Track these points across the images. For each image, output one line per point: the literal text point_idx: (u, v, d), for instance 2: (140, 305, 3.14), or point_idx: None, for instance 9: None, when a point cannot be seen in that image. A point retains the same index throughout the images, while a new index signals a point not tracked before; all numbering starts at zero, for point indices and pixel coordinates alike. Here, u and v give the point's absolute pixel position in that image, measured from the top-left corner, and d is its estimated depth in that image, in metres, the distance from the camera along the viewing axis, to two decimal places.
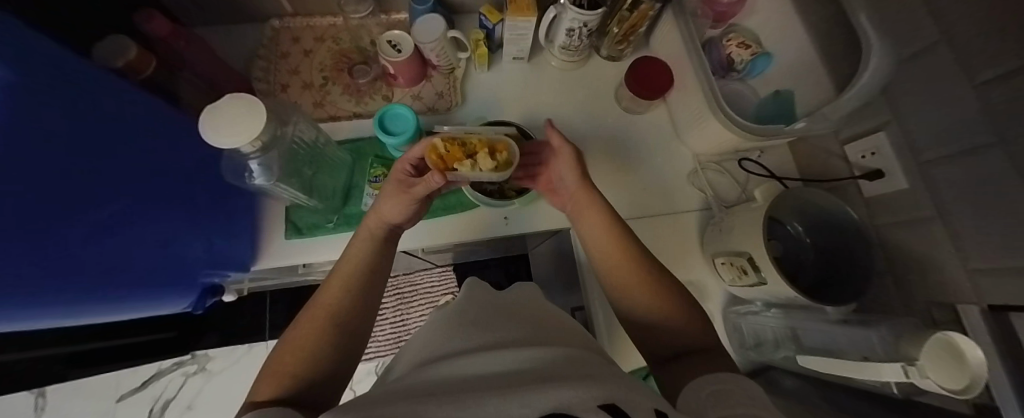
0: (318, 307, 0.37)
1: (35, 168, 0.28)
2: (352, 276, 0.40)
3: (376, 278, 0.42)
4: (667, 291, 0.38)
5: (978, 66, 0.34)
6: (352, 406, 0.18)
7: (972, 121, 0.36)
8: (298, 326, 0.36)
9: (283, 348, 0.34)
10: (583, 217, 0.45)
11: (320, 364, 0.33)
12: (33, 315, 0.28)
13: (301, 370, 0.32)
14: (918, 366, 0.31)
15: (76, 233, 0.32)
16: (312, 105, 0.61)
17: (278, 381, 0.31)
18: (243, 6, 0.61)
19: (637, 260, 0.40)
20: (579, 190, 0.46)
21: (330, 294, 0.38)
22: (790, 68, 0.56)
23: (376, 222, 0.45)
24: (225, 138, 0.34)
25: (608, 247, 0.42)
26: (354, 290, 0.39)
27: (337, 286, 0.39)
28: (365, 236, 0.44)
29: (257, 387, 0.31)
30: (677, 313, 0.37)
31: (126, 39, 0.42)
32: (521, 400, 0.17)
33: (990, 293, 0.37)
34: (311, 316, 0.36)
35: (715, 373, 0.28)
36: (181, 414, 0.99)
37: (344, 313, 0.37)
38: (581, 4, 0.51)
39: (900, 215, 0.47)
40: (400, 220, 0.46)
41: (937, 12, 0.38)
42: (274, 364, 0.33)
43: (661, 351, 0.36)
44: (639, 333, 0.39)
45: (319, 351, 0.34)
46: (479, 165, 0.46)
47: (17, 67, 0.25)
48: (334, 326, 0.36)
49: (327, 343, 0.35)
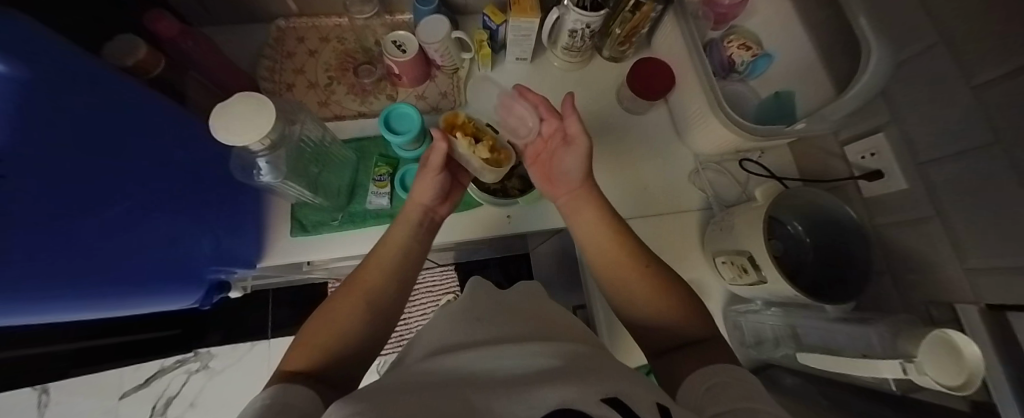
0: (356, 285, 0.38)
1: (44, 165, 0.29)
2: (390, 259, 0.41)
3: (411, 264, 0.42)
4: (663, 285, 0.39)
5: (977, 68, 0.35)
6: (363, 394, 0.18)
7: (971, 123, 0.36)
8: (336, 301, 0.37)
9: (319, 318, 0.36)
10: (578, 213, 0.45)
11: (350, 343, 0.34)
12: (43, 310, 0.29)
13: (331, 345, 0.34)
14: (916, 363, 0.31)
15: (86, 230, 0.32)
16: (317, 104, 0.62)
17: (309, 354, 0.33)
18: (250, 6, 0.62)
19: (635, 256, 0.41)
20: (581, 189, 0.46)
21: (368, 273, 0.39)
22: (791, 69, 0.56)
23: (414, 205, 0.45)
24: (235, 136, 0.35)
25: (605, 245, 0.42)
26: (390, 273, 0.40)
27: (376, 267, 0.40)
28: (405, 220, 0.44)
29: (289, 356, 0.33)
30: (675, 307, 0.37)
31: (135, 39, 0.42)
32: (527, 397, 0.18)
33: (988, 293, 0.38)
34: (347, 294, 0.37)
35: (712, 365, 0.29)
36: (183, 411, 0.99)
37: (378, 295, 0.38)
38: (584, 6, 0.52)
39: (900, 215, 0.47)
40: (432, 201, 0.47)
41: (936, 14, 0.38)
42: (309, 333, 0.35)
43: (659, 345, 0.37)
44: (638, 328, 0.39)
45: (351, 330, 0.35)
46: (475, 151, 0.48)
47: (34, 68, 0.26)
48: (368, 307, 0.37)
49: (360, 323, 0.36)
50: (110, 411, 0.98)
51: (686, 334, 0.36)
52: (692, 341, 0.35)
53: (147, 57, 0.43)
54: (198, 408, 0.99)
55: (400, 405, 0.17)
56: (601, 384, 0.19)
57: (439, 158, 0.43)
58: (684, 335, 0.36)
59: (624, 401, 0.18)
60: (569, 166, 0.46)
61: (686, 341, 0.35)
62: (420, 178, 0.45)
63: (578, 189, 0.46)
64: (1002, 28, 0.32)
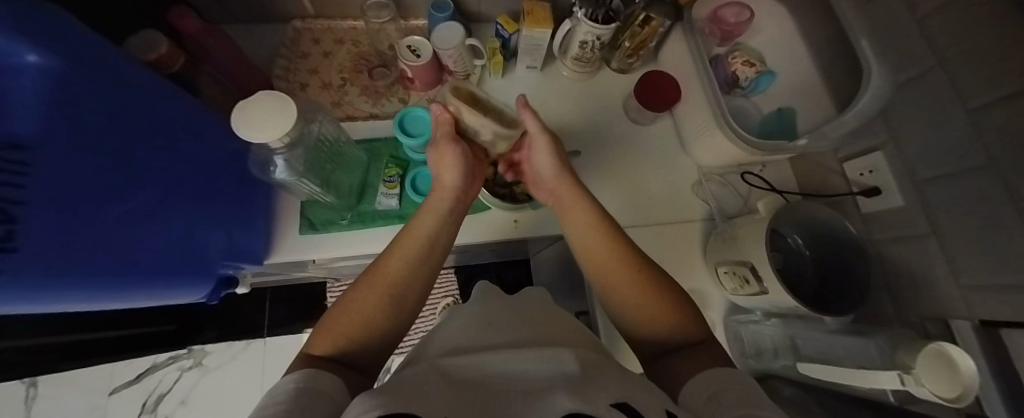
0: (380, 275, 0.37)
1: (69, 155, 0.29)
2: (417, 247, 0.40)
3: (436, 255, 0.41)
4: (649, 282, 0.38)
5: (973, 93, 0.37)
6: (385, 388, 0.19)
7: (967, 145, 0.38)
8: (360, 288, 0.36)
9: (343, 307, 0.35)
10: (568, 208, 0.45)
11: (373, 334, 0.35)
12: (60, 296, 0.29)
13: (354, 335, 0.34)
14: (913, 374, 0.33)
15: (107, 221, 0.32)
16: (330, 105, 0.63)
17: (333, 342, 0.33)
18: (269, 6, 0.63)
19: (624, 254, 0.40)
20: (564, 185, 0.46)
21: (392, 263, 0.38)
22: (792, 87, 0.58)
23: (444, 192, 0.45)
24: (256, 132, 0.35)
25: (605, 259, 0.40)
26: (415, 265, 0.39)
27: (400, 259, 0.39)
28: (431, 210, 0.43)
29: (315, 338, 0.34)
30: (657, 307, 0.36)
31: (158, 34, 0.43)
32: (550, 405, 0.18)
33: (980, 309, 0.39)
34: (372, 281, 0.37)
35: (710, 370, 0.28)
36: (174, 409, 0.98)
37: (403, 288, 0.37)
38: (595, 18, 0.54)
39: (894, 231, 0.49)
40: (462, 186, 0.46)
41: (934, 41, 0.40)
42: (332, 321, 0.34)
43: (652, 345, 0.36)
44: (630, 331, 0.38)
45: (373, 324, 0.35)
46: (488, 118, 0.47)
47: (65, 59, 0.28)
48: (390, 296, 0.36)
49: (384, 314, 0.36)
50: (99, 407, 0.96)
51: (678, 332, 0.35)
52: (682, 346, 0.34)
53: (169, 52, 0.44)
54: (190, 406, 0.98)
55: (424, 399, 0.18)
56: (610, 389, 0.20)
57: (449, 127, 0.47)
58: (666, 337, 0.35)
59: (633, 405, 0.18)
60: (540, 154, 0.48)
61: (669, 340, 0.35)
62: (441, 156, 0.46)
63: (563, 186, 0.46)
64: (997, 55, 0.34)
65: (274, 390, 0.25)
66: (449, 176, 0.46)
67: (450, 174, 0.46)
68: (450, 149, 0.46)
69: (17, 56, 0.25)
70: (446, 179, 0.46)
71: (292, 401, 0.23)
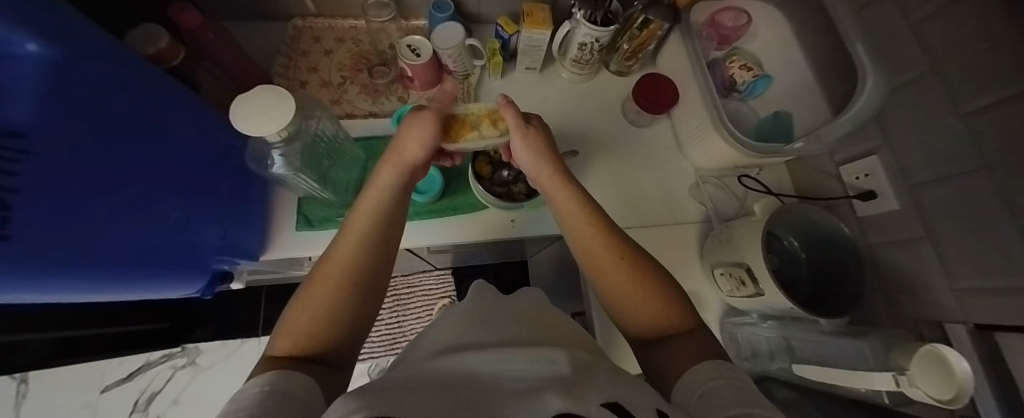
0: (335, 263, 0.36)
1: (66, 149, 0.29)
2: (370, 228, 0.39)
3: (391, 233, 0.41)
4: (648, 280, 0.37)
5: (967, 98, 0.37)
6: (370, 390, 0.18)
7: (960, 148, 0.39)
8: (318, 281, 0.35)
9: (300, 303, 0.34)
10: (555, 199, 0.45)
11: (337, 327, 0.33)
12: (55, 288, 0.29)
13: (317, 331, 0.32)
14: (909, 376, 0.32)
15: (102, 213, 0.32)
16: (329, 102, 0.63)
17: (296, 341, 0.31)
18: (270, 4, 0.64)
19: (613, 245, 0.39)
20: (550, 175, 0.46)
21: (345, 251, 0.37)
22: (787, 91, 0.59)
23: (390, 167, 0.43)
24: (252, 128, 0.36)
25: (597, 254, 0.39)
26: (369, 247, 0.38)
27: (354, 244, 0.37)
28: (379, 189, 0.42)
29: (276, 340, 0.32)
30: (649, 301, 0.36)
31: (158, 29, 0.44)
32: (534, 406, 0.17)
33: (976, 313, 0.39)
34: (326, 273, 0.35)
35: (697, 365, 0.28)
36: (166, 408, 0.97)
37: (362, 273, 0.36)
38: (595, 20, 0.54)
39: (889, 234, 0.49)
40: (421, 163, 0.45)
41: (928, 47, 0.41)
42: (291, 319, 0.33)
43: (641, 337, 0.36)
44: (624, 325, 0.38)
45: (335, 317, 0.34)
46: (483, 132, 0.49)
47: (66, 50, 0.28)
48: (348, 284, 0.35)
49: (346, 304, 0.34)
50: (89, 406, 0.95)
51: (666, 327, 0.35)
52: (672, 336, 0.34)
53: (168, 46, 0.44)
54: (181, 406, 0.97)
55: (402, 400, 0.17)
56: (601, 388, 0.20)
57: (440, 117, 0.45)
58: (655, 332, 0.35)
59: (623, 406, 0.18)
60: (520, 152, 0.46)
61: (657, 332, 0.35)
62: (404, 136, 0.44)
63: (543, 175, 0.46)
64: (993, 61, 0.34)
65: (238, 396, 0.25)
66: (409, 151, 0.44)
67: (414, 150, 0.44)
68: (417, 128, 0.44)
69: (17, 46, 0.25)
70: (405, 154, 0.44)
71: (255, 406, 0.23)
